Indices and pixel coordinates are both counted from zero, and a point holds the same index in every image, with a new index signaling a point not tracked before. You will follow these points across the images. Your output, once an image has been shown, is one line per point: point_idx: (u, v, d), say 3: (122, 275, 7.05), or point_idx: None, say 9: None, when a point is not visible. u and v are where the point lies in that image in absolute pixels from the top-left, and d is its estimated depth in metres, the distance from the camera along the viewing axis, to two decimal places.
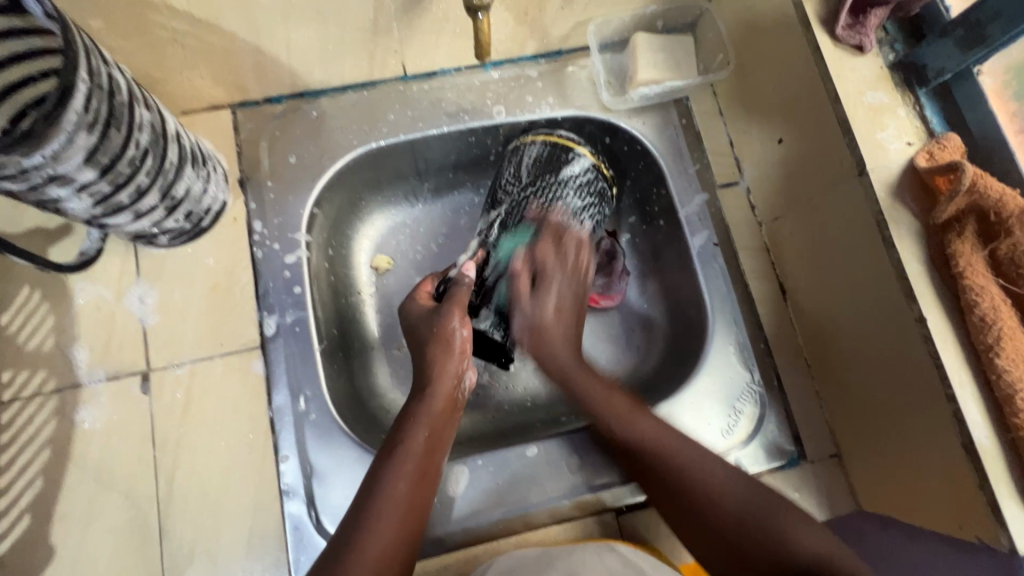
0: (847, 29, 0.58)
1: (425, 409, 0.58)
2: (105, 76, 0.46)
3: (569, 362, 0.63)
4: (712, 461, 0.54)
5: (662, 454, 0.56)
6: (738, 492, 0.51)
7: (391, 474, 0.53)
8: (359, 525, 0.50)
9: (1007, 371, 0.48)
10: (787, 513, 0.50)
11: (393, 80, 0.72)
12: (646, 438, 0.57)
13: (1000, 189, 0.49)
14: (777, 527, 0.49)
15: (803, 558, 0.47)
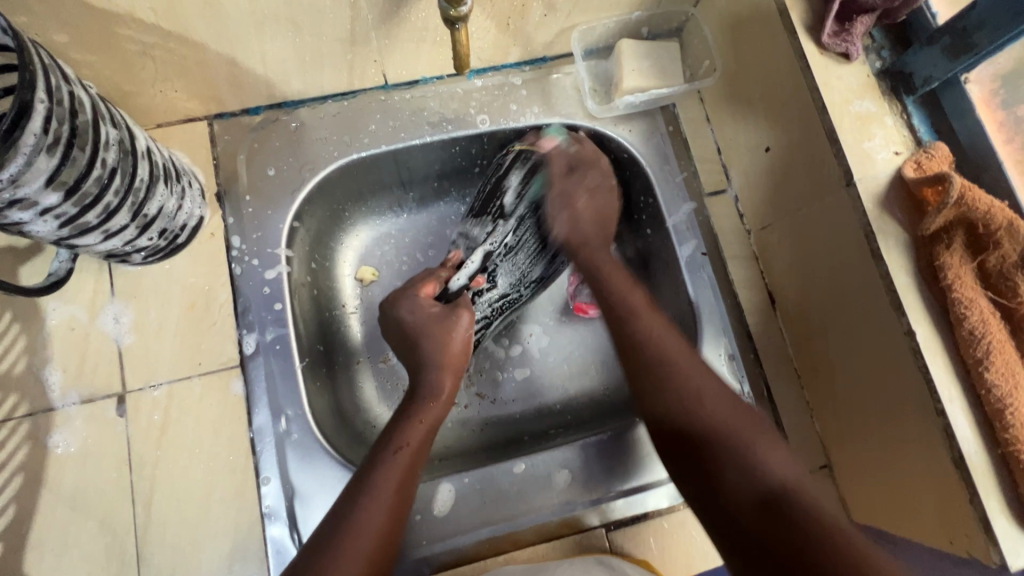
0: (834, 37, 0.57)
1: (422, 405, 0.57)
2: (66, 94, 0.44)
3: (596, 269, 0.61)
4: (712, 383, 0.52)
5: (662, 365, 0.53)
6: (724, 413, 0.49)
7: (385, 466, 0.51)
8: (346, 520, 0.48)
9: (996, 386, 0.48)
10: (764, 441, 0.47)
11: (373, 89, 0.71)
12: (652, 340, 0.54)
13: (989, 201, 0.48)
14: (753, 451, 0.46)
15: (767, 484, 0.44)
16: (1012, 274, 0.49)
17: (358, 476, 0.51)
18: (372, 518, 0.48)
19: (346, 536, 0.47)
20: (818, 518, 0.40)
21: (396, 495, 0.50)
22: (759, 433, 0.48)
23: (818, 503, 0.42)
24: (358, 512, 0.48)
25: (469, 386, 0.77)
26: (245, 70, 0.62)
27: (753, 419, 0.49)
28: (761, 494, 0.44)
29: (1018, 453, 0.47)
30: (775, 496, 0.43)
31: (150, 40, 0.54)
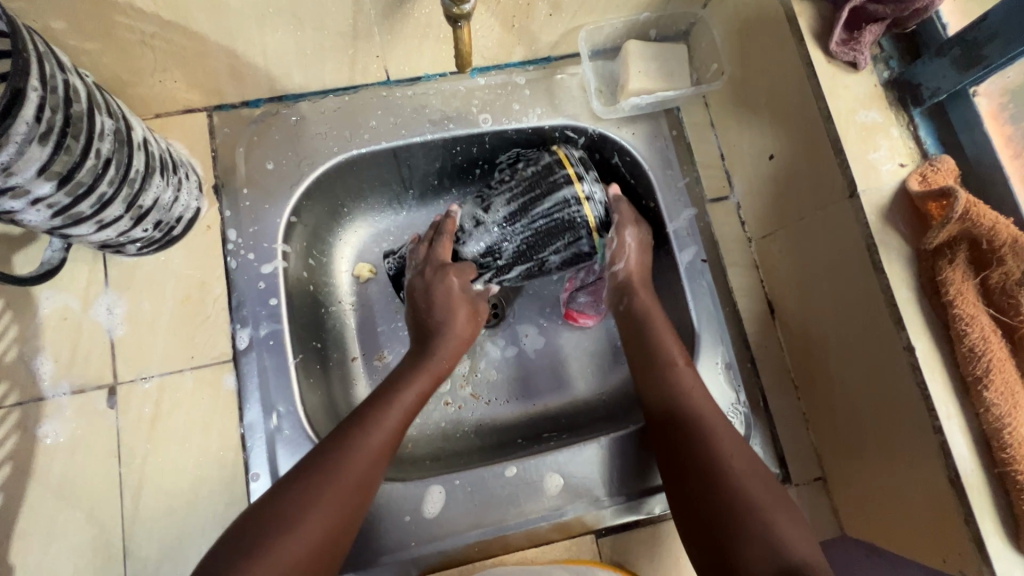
0: (842, 45, 0.56)
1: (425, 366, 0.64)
2: (59, 82, 0.43)
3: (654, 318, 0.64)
4: (739, 451, 0.54)
5: (693, 429, 0.56)
6: (755, 480, 0.51)
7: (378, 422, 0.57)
8: (324, 477, 0.52)
9: (995, 405, 0.47)
10: (786, 517, 0.49)
11: (375, 85, 0.71)
12: (682, 393, 0.58)
13: (994, 217, 0.47)
14: (772, 523, 0.48)
15: (788, 557, 0.46)
16: (1014, 291, 0.48)
17: (349, 428, 0.56)
18: (354, 480, 0.53)
19: (309, 503, 0.50)
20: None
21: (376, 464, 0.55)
22: (778, 502, 0.50)
23: None
24: (338, 469, 0.53)
25: (463, 386, 0.77)
26: (245, 62, 0.62)
27: (770, 487, 0.51)
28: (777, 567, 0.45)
29: (1015, 472, 0.46)
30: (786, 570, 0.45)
31: (149, 28, 0.54)
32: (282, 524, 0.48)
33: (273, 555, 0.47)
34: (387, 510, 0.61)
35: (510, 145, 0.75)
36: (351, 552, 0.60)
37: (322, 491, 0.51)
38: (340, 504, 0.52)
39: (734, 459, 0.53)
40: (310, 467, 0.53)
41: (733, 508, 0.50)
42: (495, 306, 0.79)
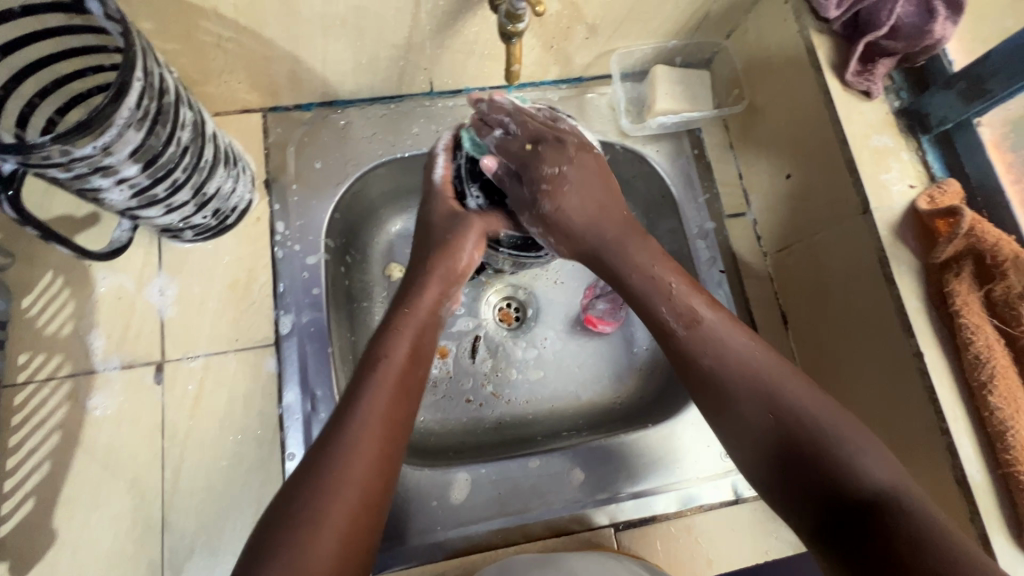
0: (857, 76, 0.61)
1: (403, 324, 0.57)
2: (157, 75, 0.48)
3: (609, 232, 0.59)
4: (795, 379, 0.50)
5: (750, 377, 0.51)
6: (803, 405, 0.49)
7: (371, 388, 0.51)
8: (329, 463, 0.46)
9: (999, 409, 0.50)
10: (863, 446, 0.46)
11: (419, 96, 0.76)
12: (712, 345, 0.53)
13: (997, 234, 0.52)
14: (853, 456, 0.46)
15: (869, 490, 0.44)
16: (1016, 304, 0.52)
17: (340, 404, 0.50)
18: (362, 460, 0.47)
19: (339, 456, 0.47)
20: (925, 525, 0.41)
21: (383, 435, 0.49)
22: (840, 413, 0.48)
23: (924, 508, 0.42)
24: (349, 437, 0.48)
25: (485, 385, 0.79)
26: (305, 68, 0.67)
27: (826, 401, 0.49)
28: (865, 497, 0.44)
29: (1018, 473, 0.49)
30: (874, 505, 0.43)
31: (226, 33, 0.59)
32: (320, 479, 0.45)
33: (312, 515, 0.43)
34: (414, 495, 0.64)
35: None
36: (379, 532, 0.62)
37: (335, 480, 0.45)
38: (354, 486, 0.46)
39: (782, 383, 0.50)
40: (329, 432, 0.49)
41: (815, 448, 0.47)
42: (517, 308, 0.84)
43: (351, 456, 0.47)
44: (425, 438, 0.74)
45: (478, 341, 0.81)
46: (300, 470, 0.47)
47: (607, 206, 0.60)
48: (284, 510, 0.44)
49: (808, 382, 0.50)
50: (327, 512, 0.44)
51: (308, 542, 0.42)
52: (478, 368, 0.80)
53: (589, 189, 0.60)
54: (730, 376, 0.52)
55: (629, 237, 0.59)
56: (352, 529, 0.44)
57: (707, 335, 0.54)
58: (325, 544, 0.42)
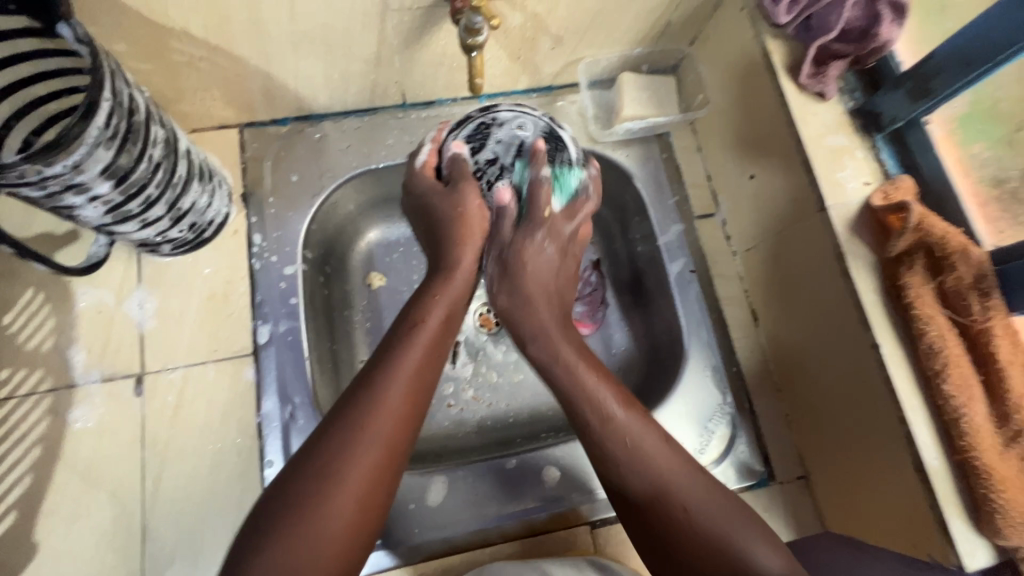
0: (811, 78, 0.63)
1: (441, 293, 0.57)
2: (126, 95, 0.50)
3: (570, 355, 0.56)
4: (691, 472, 0.50)
5: (641, 465, 0.50)
6: (700, 502, 0.48)
7: (401, 355, 0.52)
8: (351, 429, 0.47)
9: (953, 397, 0.52)
10: (752, 532, 0.46)
11: (392, 108, 0.78)
12: (625, 439, 0.51)
13: (943, 228, 0.53)
14: (745, 548, 0.45)
15: (754, 574, 0.44)
16: (967, 294, 0.54)
17: (367, 372, 0.52)
18: (382, 428, 0.48)
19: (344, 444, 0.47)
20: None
21: (407, 403, 0.51)
22: (746, 519, 0.47)
23: None
24: (353, 429, 0.47)
25: (466, 389, 0.81)
26: (278, 84, 0.69)
27: (726, 500, 0.48)
28: None
29: (974, 459, 0.50)
30: None
31: (198, 53, 0.61)
32: (322, 467, 0.46)
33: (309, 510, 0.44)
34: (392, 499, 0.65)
35: None
36: None
37: (354, 443, 0.47)
38: (372, 452, 0.47)
39: (668, 467, 0.49)
40: (334, 419, 0.49)
41: (660, 501, 0.48)
42: None
43: (372, 421, 0.48)
44: None
45: (458, 347, 0.82)
46: (322, 429, 0.49)
47: (563, 292, 0.62)
48: (303, 467, 0.46)
49: (693, 468, 0.50)
50: (343, 475, 0.46)
51: (324, 500, 0.44)
52: (459, 373, 0.81)
53: (549, 268, 0.60)
54: (620, 454, 0.50)
55: (563, 289, 0.62)
56: (367, 492, 0.46)
57: (627, 431, 0.51)
58: (340, 504, 0.45)
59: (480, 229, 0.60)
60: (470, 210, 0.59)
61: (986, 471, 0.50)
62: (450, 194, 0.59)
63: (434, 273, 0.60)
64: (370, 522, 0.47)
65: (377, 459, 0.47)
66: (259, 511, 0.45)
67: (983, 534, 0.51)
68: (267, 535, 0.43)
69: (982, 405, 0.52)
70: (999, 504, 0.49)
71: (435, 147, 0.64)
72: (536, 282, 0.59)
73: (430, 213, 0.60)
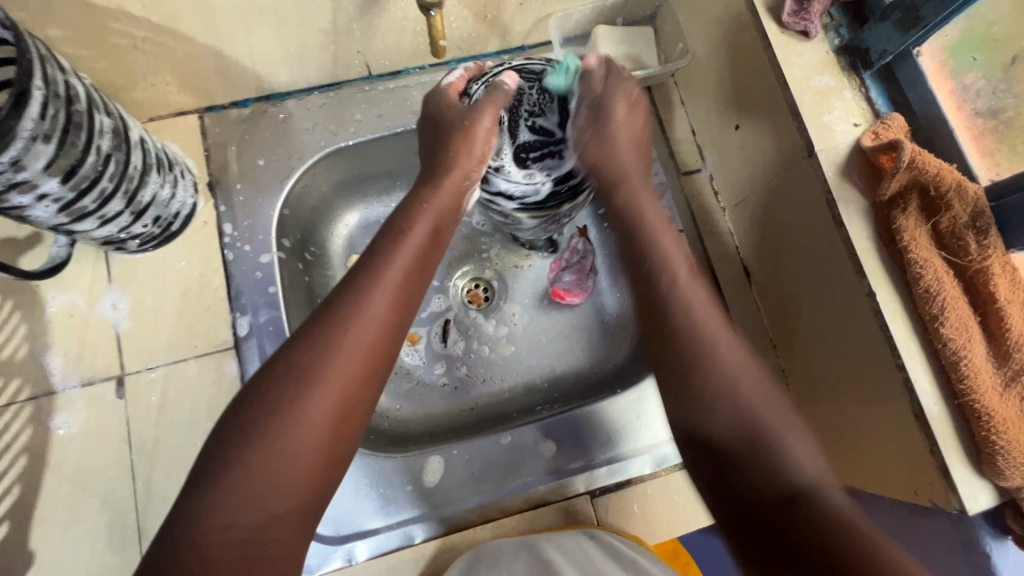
0: (794, 16, 0.59)
1: (431, 204, 0.56)
2: (61, 82, 0.47)
3: (627, 160, 0.61)
4: (764, 390, 0.50)
5: (732, 395, 0.49)
6: (760, 402, 0.49)
7: (381, 274, 0.50)
8: (328, 342, 0.46)
9: (951, 339, 0.50)
10: (788, 431, 0.47)
11: (358, 80, 0.73)
12: (687, 343, 0.52)
13: (937, 165, 0.51)
14: (782, 446, 0.46)
15: (789, 483, 0.44)
16: (963, 234, 0.52)
17: (348, 283, 0.50)
18: (360, 339, 0.47)
19: (314, 370, 0.45)
20: (830, 517, 0.41)
21: (386, 317, 0.49)
22: (786, 417, 0.48)
23: (845, 512, 0.41)
24: (324, 352, 0.45)
25: (459, 366, 0.79)
26: (233, 63, 0.65)
27: (772, 395, 0.49)
28: (786, 489, 0.44)
29: (973, 402, 0.49)
30: (796, 495, 0.43)
31: (140, 33, 0.57)
32: (286, 399, 0.43)
33: (269, 439, 0.42)
34: (388, 483, 0.64)
35: None
36: (357, 522, 0.63)
37: (327, 357, 0.45)
38: (350, 363, 0.46)
39: (733, 364, 0.50)
40: (310, 331, 0.47)
41: (753, 431, 0.47)
42: (486, 289, 0.83)
43: (343, 341, 0.46)
44: (399, 425, 0.75)
45: (448, 324, 0.81)
46: (294, 340, 0.46)
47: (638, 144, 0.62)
48: (264, 393, 0.44)
49: (765, 380, 0.50)
50: (321, 384, 0.44)
51: (304, 405, 0.43)
52: (451, 351, 0.80)
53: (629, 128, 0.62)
54: (690, 355, 0.51)
55: (636, 170, 0.62)
56: (345, 402, 0.45)
57: (691, 298, 0.54)
58: (318, 410, 0.44)
59: (481, 152, 0.56)
60: (478, 125, 0.55)
61: (985, 414, 0.49)
62: (467, 111, 0.56)
63: (425, 182, 0.58)
64: (338, 462, 0.45)
65: (354, 373, 0.46)
66: (225, 424, 0.43)
67: (985, 476, 0.50)
68: (238, 442, 0.42)
69: (981, 345, 0.51)
70: (1000, 446, 0.48)
71: (466, 75, 0.62)
72: (626, 133, 0.61)
73: (438, 126, 0.58)
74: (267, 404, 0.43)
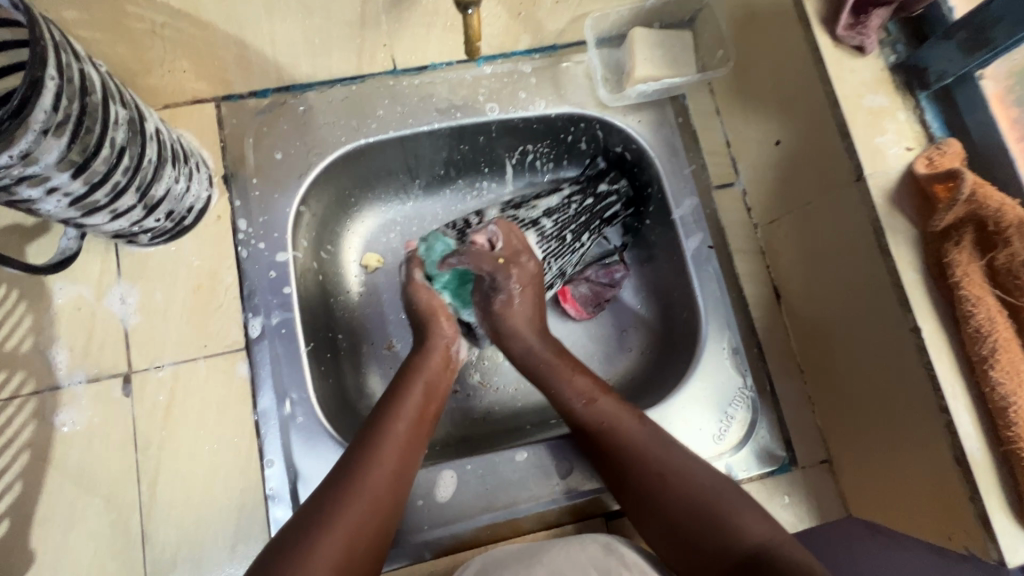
0: (849, 29, 0.56)
1: (424, 369, 0.61)
2: (77, 72, 0.44)
3: (544, 355, 0.63)
4: (693, 464, 0.55)
5: (620, 441, 0.57)
6: (693, 476, 0.54)
7: (388, 429, 0.54)
8: (336, 501, 0.49)
9: (1001, 384, 0.48)
10: (738, 506, 0.51)
11: (382, 75, 0.70)
12: (602, 419, 0.59)
13: (1000, 199, 0.48)
14: (730, 518, 0.50)
15: (746, 545, 0.48)
16: (1020, 272, 0.48)
17: (359, 441, 0.54)
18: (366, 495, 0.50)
19: (327, 523, 0.48)
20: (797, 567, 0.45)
21: (394, 473, 0.52)
22: (736, 495, 0.52)
23: (791, 549, 0.47)
24: (337, 507, 0.49)
25: (472, 374, 0.77)
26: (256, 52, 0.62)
27: (708, 473, 0.54)
28: (741, 554, 0.48)
29: (1020, 450, 0.47)
30: (753, 556, 0.47)
31: None
32: (304, 549, 0.45)
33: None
34: None
35: (515, 133, 0.74)
36: None
37: (335, 513, 0.48)
38: (359, 513, 0.49)
39: (668, 471, 0.54)
40: (323, 491, 0.50)
41: (694, 512, 0.52)
42: None
43: (355, 489, 0.50)
44: None
45: None
46: (308, 505, 0.50)
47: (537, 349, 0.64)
48: (288, 536, 0.47)
49: (697, 465, 0.55)
50: (332, 532, 0.47)
51: (315, 552, 0.45)
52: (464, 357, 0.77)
53: (532, 310, 0.65)
54: (619, 450, 0.57)
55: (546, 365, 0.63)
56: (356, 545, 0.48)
57: (604, 414, 0.59)
58: (327, 557, 0.46)
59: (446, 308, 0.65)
60: (434, 305, 0.64)
61: None
62: (406, 294, 0.65)
63: (412, 352, 0.63)
64: None
65: (364, 514, 0.49)
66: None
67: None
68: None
69: None
70: None
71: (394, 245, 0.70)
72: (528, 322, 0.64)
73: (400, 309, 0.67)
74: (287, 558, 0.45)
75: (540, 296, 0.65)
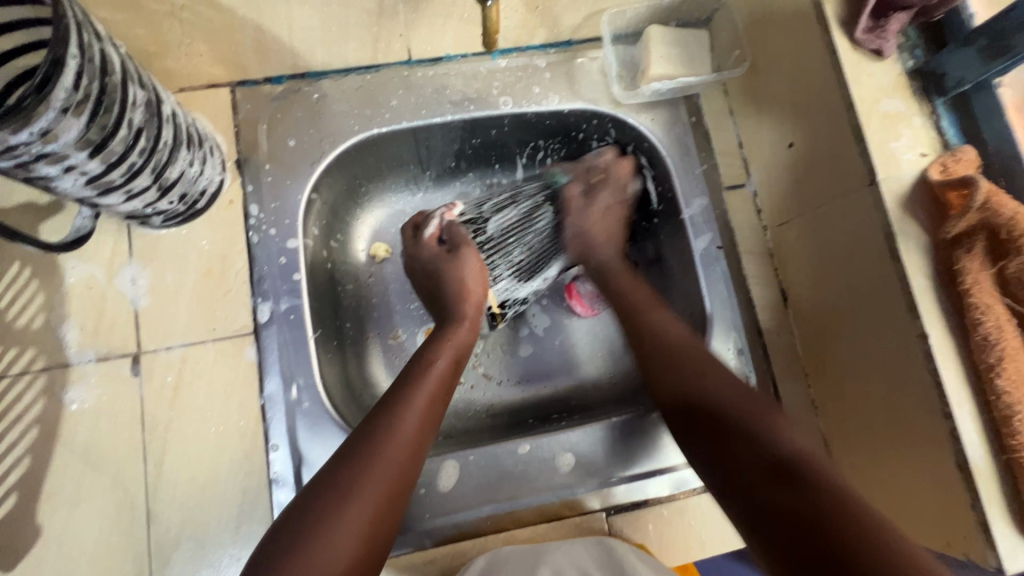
0: (868, 33, 0.56)
1: (450, 338, 0.62)
2: (96, 51, 0.44)
3: (613, 257, 0.71)
4: (737, 386, 0.54)
5: (672, 353, 0.59)
6: (740, 392, 0.53)
7: (413, 393, 0.54)
8: (364, 454, 0.48)
9: (1006, 393, 0.48)
10: (786, 423, 0.49)
11: (397, 65, 0.70)
12: (666, 335, 0.61)
13: (1014, 207, 0.48)
14: (772, 431, 0.49)
15: (781, 454, 0.47)
16: None
17: (383, 403, 0.54)
18: (394, 454, 0.49)
19: (356, 477, 0.47)
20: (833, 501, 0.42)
21: (419, 432, 0.52)
22: (782, 412, 0.51)
23: (832, 474, 0.44)
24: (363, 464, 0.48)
25: (478, 365, 0.78)
26: None
27: (753, 392, 0.53)
28: (780, 460, 0.46)
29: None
30: (793, 466, 0.45)
31: None
32: (333, 503, 0.45)
33: (321, 531, 0.43)
34: None
35: (528, 128, 0.74)
36: None
37: (364, 464, 0.48)
38: (388, 470, 0.48)
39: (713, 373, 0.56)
40: (349, 446, 0.50)
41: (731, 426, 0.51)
42: None
43: (382, 446, 0.49)
44: None
45: None
46: (334, 460, 0.49)
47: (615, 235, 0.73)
48: (317, 491, 0.46)
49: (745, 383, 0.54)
50: (362, 487, 0.47)
51: (344, 507, 0.45)
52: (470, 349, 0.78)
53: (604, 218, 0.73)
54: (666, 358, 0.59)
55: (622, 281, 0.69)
56: (384, 503, 0.47)
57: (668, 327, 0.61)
58: (357, 511, 0.45)
59: (481, 287, 0.68)
60: (469, 276, 0.68)
61: None
62: (453, 260, 0.69)
63: (443, 323, 0.65)
64: (385, 541, 0.47)
65: (394, 474, 0.49)
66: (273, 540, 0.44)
67: None
68: (288, 548, 0.42)
69: None
70: None
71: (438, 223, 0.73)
72: (605, 232, 0.72)
73: (439, 276, 0.69)
74: (316, 512, 0.44)
75: (624, 211, 0.74)
